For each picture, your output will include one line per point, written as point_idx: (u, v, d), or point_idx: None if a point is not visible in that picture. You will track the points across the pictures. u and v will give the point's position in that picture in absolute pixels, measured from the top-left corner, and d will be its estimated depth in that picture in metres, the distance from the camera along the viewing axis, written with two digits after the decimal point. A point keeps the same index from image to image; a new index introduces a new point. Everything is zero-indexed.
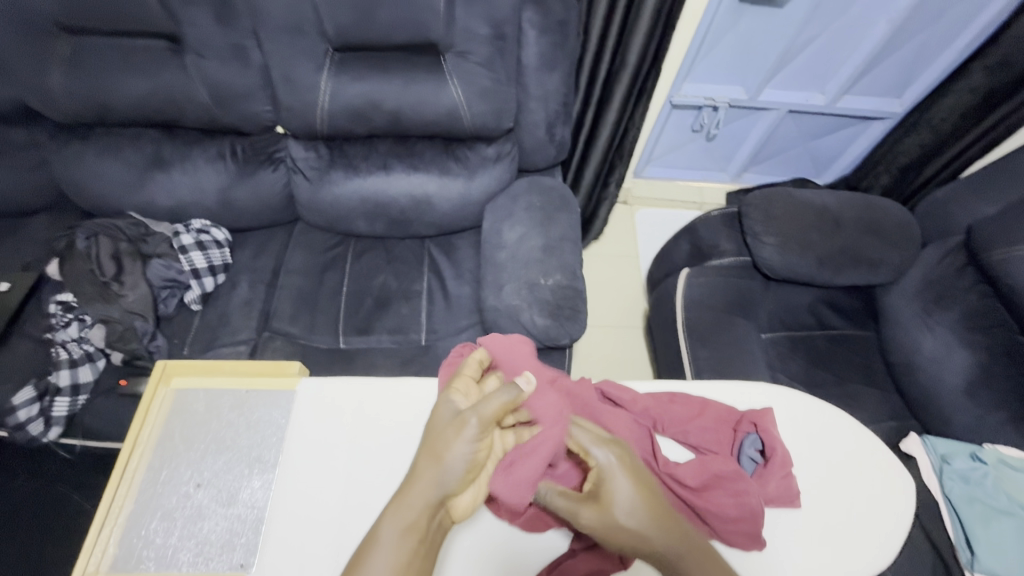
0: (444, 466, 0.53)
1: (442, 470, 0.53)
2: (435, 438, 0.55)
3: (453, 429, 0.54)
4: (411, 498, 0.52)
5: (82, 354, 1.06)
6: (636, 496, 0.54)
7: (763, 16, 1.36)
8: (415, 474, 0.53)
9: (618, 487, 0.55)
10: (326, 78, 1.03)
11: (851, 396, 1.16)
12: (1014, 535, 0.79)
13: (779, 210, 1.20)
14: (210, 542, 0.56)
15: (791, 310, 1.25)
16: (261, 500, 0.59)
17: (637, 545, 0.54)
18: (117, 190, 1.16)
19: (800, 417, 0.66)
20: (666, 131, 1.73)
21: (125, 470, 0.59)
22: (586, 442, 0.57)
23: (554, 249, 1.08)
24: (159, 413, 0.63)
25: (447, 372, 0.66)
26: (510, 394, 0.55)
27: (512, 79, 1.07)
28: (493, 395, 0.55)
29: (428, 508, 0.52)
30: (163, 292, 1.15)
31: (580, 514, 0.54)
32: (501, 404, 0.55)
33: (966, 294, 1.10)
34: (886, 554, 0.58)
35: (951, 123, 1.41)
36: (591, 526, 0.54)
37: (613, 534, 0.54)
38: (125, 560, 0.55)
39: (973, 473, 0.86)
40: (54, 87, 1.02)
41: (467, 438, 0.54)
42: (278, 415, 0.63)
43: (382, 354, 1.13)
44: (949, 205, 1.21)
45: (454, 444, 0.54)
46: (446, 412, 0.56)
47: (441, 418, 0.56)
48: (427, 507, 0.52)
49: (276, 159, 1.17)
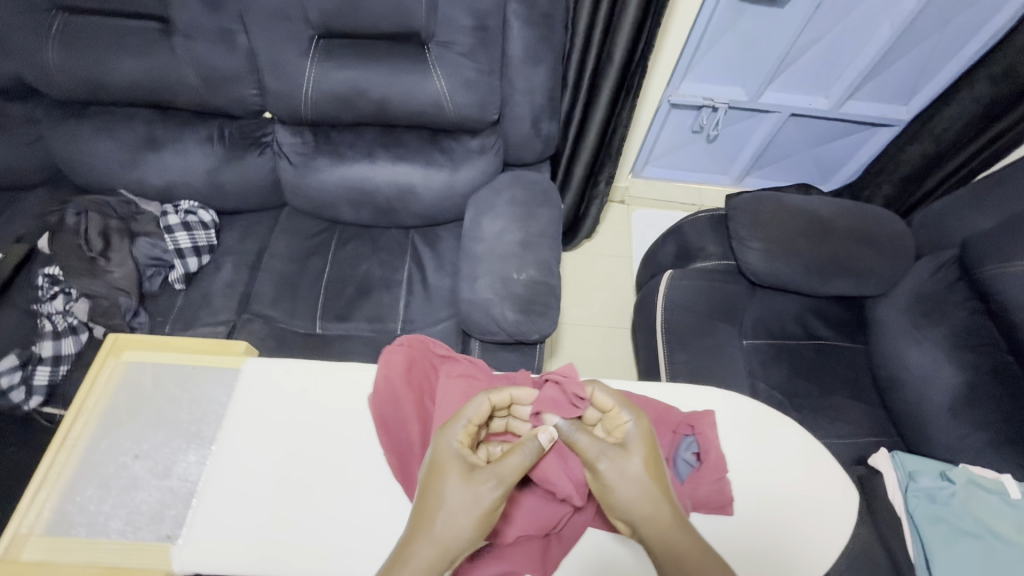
0: (461, 524, 0.52)
1: (454, 529, 0.52)
2: (443, 488, 0.53)
3: (467, 483, 0.53)
4: (423, 552, 0.51)
5: (66, 326, 1.08)
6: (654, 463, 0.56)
7: (763, 16, 1.32)
8: (426, 526, 0.52)
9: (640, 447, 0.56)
10: (310, 64, 1.04)
11: (834, 411, 1.09)
12: (976, 559, 0.78)
13: (767, 214, 1.17)
14: (141, 512, 0.57)
15: (776, 317, 1.19)
16: (194, 474, 0.60)
17: (642, 516, 0.54)
18: (109, 169, 1.19)
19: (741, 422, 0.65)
20: (665, 131, 1.69)
21: (67, 437, 0.61)
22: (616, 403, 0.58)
23: (531, 244, 1.07)
24: (106, 384, 0.65)
25: (402, 379, 0.63)
26: (532, 454, 0.54)
27: (496, 71, 1.06)
28: (513, 454, 0.54)
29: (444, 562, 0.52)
30: (149, 270, 1.18)
31: (600, 459, 0.55)
32: (521, 465, 0.54)
33: (956, 310, 1.03)
34: (814, 565, 0.58)
35: (954, 133, 1.36)
36: (606, 475, 0.55)
37: (621, 496, 0.54)
38: (57, 524, 0.56)
39: (940, 492, 0.83)
40: (51, 65, 1.05)
41: (486, 501, 0.53)
42: (221, 392, 0.65)
43: (356, 341, 1.13)
44: (946, 215, 1.16)
45: (468, 499, 0.53)
46: (455, 459, 0.54)
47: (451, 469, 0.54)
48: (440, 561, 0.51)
49: (263, 144, 1.19)
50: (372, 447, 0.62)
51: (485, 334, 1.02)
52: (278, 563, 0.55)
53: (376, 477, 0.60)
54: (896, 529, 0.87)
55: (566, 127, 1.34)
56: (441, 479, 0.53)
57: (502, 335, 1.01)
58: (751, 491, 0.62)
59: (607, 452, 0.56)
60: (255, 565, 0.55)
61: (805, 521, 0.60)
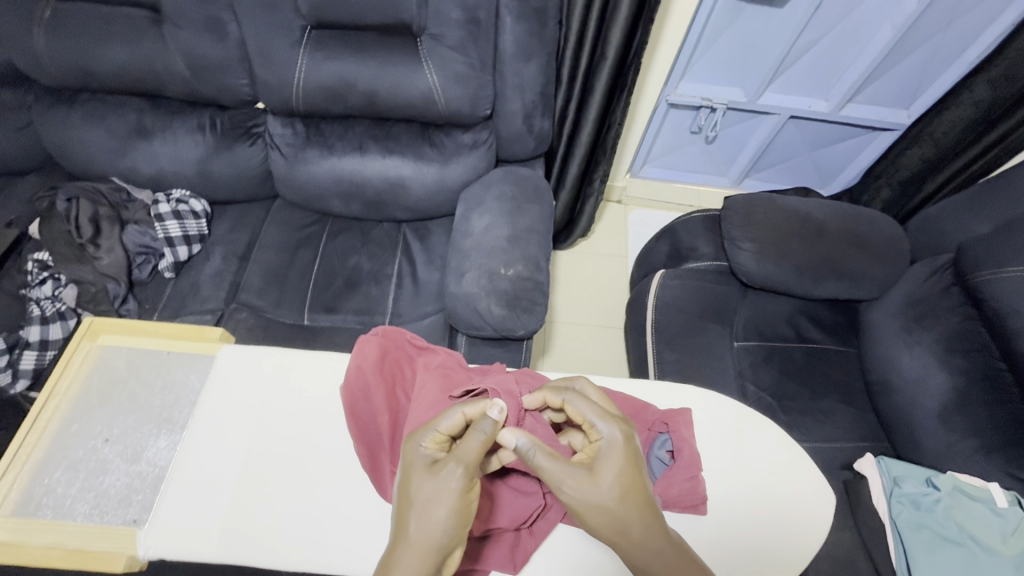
0: (434, 517, 0.50)
1: (428, 524, 0.50)
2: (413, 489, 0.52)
3: (434, 476, 0.52)
4: (403, 559, 0.49)
5: (54, 312, 1.08)
6: (626, 474, 0.53)
7: (761, 15, 1.31)
8: (403, 528, 0.51)
9: (610, 464, 0.53)
10: (302, 55, 1.04)
11: (822, 414, 1.08)
12: (957, 565, 0.77)
13: (759, 215, 1.16)
14: (108, 496, 0.57)
15: (767, 318, 1.17)
16: (164, 460, 0.60)
17: (612, 532, 0.52)
18: (101, 156, 1.19)
19: (723, 421, 0.65)
20: (662, 131, 1.69)
21: (38, 420, 0.61)
22: (591, 414, 0.56)
23: (519, 240, 1.06)
24: (81, 367, 0.65)
25: (376, 373, 0.62)
26: (487, 431, 0.53)
27: (487, 66, 1.06)
28: (469, 437, 0.53)
29: (429, 560, 0.50)
30: (138, 257, 1.18)
31: (564, 482, 0.52)
32: (479, 443, 0.52)
33: (949, 317, 1.02)
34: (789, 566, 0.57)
35: (953, 137, 1.35)
36: (572, 497, 0.52)
37: (589, 514, 0.52)
38: (24, 506, 0.56)
39: (924, 499, 0.82)
40: (42, 50, 1.05)
41: (455, 489, 0.51)
42: (195, 377, 0.65)
43: (344, 333, 1.13)
44: (941, 220, 1.15)
45: (438, 494, 0.51)
46: (420, 459, 0.54)
47: (415, 468, 0.53)
48: (426, 560, 0.50)
49: (254, 134, 1.19)
50: (344, 436, 0.61)
51: (472, 329, 1.02)
52: (243, 550, 0.55)
53: (345, 466, 0.59)
54: (879, 534, 0.86)
55: (561, 125, 1.33)
56: (409, 480, 0.53)
57: (488, 330, 1.00)
58: (727, 489, 0.61)
59: (574, 468, 0.53)
60: (220, 551, 0.55)
61: (779, 525, 0.59)
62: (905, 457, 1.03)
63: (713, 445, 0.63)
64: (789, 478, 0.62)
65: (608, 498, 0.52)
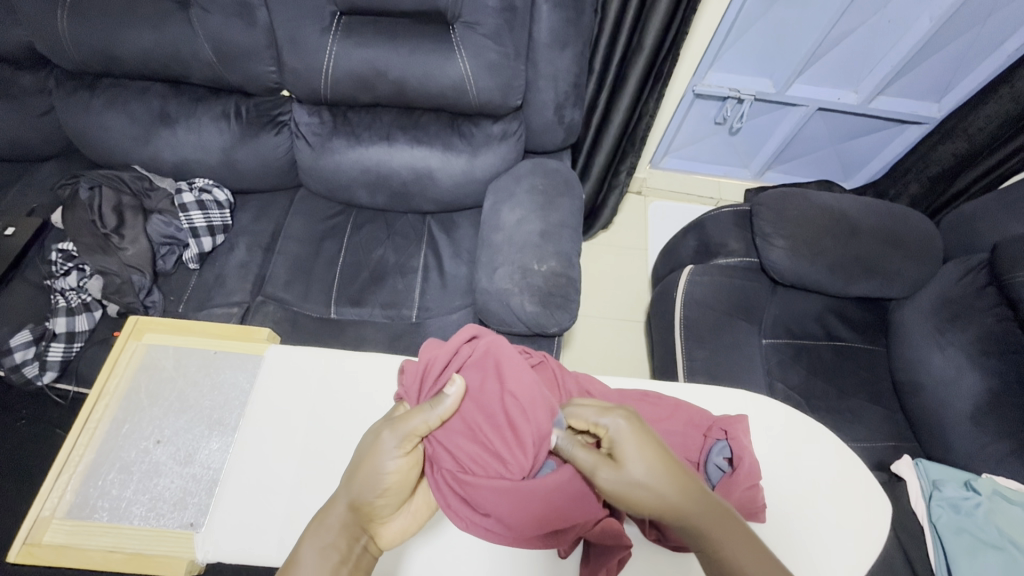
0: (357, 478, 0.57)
1: (359, 488, 0.56)
2: (363, 454, 0.58)
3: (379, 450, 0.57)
4: (333, 508, 0.56)
5: (80, 303, 1.09)
6: (661, 475, 0.55)
7: (796, 6, 1.27)
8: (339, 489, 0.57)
9: (637, 472, 0.55)
10: (331, 42, 0.99)
11: (850, 413, 1.06)
12: (999, 568, 0.81)
13: (793, 211, 1.13)
14: (163, 497, 0.64)
15: (797, 317, 1.15)
16: (216, 462, 0.66)
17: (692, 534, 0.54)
18: (123, 143, 1.17)
19: (814, 448, 0.72)
20: (687, 120, 1.65)
21: (90, 419, 0.69)
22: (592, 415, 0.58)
23: (552, 235, 1.03)
24: (130, 363, 0.73)
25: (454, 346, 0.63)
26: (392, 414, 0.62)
27: (521, 55, 1.01)
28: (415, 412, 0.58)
29: (352, 520, 0.56)
30: (162, 248, 1.17)
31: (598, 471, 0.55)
32: (426, 425, 0.57)
33: (983, 317, 0.99)
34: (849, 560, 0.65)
35: (989, 132, 1.32)
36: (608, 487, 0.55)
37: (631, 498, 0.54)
38: (80, 507, 0.63)
39: (964, 503, 0.87)
40: (66, 34, 1.03)
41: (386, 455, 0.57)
42: (242, 376, 0.72)
43: (371, 328, 1.11)
44: (974, 218, 1.12)
45: (373, 465, 0.57)
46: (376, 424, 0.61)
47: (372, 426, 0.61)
48: (347, 527, 0.55)
49: (280, 123, 1.15)
50: None
51: (504, 325, 1.00)
52: None
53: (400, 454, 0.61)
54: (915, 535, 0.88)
55: (590, 115, 1.32)
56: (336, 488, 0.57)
57: (520, 326, 0.98)
58: (782, 488, 0.70)
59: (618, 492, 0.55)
60: (279, 553, 0.59)
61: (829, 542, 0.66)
62: (934, 457, 1.02)
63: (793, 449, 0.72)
64: (854, 514, 0.68)
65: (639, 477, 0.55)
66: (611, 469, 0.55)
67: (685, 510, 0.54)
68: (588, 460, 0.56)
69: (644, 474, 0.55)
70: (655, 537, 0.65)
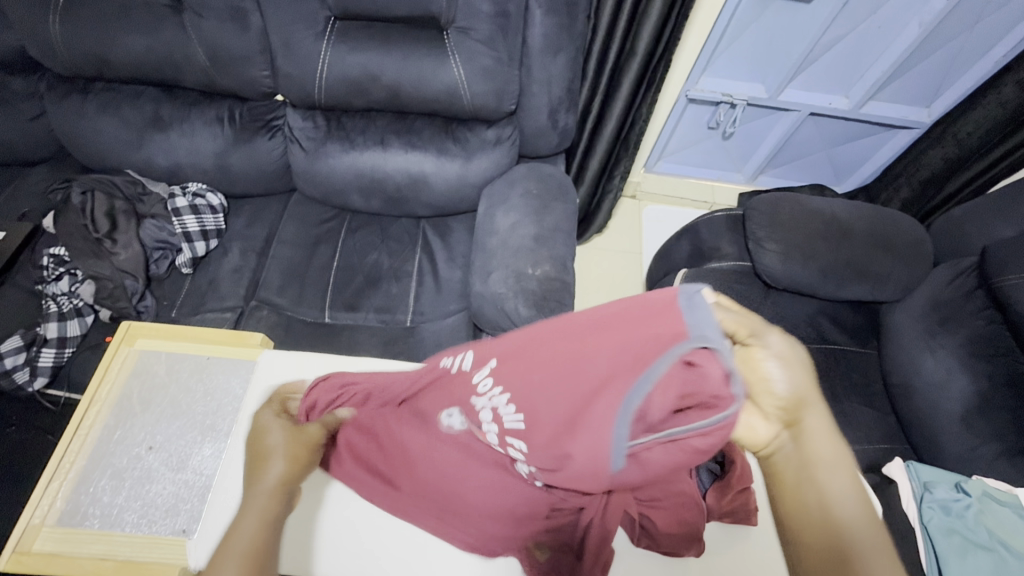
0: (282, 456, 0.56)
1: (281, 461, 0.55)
2: (289, 439, 0.58)
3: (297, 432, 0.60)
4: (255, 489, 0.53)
5: (71, 308, 1.08)
6: (807, 385, 0.52)
7: (787, 12, 1.29)
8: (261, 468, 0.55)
9: (789, 372, 0.51)
10: (326, 46, 1.00)
11: (843, 415, 1.07)
12: (990, 569, 0.82)
13: (785, 215, 1.14)
14: (156, 504, 0.64)
15: (790, 320, 1.16)
16: (209, 467, 0.67)
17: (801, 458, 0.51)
18: (116, 147, 1.16)
19: None
20: (681, 125, 1.66)
21: (81, 425, 0.68)
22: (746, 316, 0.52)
23: (546, 239, 1.03)
24: (120, 369, 0.73)
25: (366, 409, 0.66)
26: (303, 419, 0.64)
27: (515, 60, 1.01)
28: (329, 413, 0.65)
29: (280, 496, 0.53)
30: (155, 253, 1.16)
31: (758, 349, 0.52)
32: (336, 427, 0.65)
33: (973, 320, 1.00)
34: None
35: (978, 138, 1.35)
36: (774, 361, 0.51)
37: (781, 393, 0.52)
38: (71, 514, 0.63)
39: (954, 504, 0.88)
40: (58, 38, 1.03)
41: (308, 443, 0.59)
42: (236, 381, 0.72)
43: (366, 332, 1.11)
44: (964, 222, 1.13)
45: (295, 443, 0.58)
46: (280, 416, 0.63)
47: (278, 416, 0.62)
48: (278, 493, 0.53)
49: (274, 127, 1.16)
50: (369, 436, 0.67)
51: (498, 329, 1.00)
52: None
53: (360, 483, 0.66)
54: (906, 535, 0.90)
55: (584, 120, 1.33)
56: (264, 431, 0.59)
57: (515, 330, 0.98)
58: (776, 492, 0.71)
59: (758, 372, 0.52)
60: None
61: None
62: (926, 459, 1.03)
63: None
64: None
65: (796, 369, 0.52)
66: (774, 347, 0.52)
67: (814, 428, 0.52)
68: (748, 327, 0.51)
69: (793, 375, 0.51)
70: (644, 543, 0.65)
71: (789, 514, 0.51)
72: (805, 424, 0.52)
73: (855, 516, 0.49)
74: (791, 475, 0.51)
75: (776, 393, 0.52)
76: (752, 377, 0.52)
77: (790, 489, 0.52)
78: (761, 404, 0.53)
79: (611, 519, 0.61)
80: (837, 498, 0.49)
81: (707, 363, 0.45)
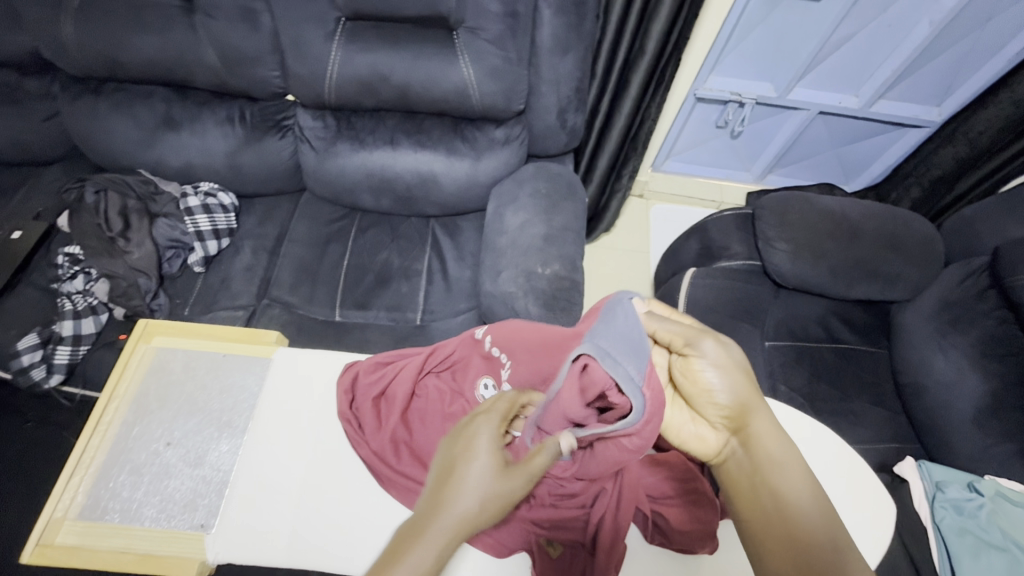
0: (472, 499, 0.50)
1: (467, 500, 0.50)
2: (483, 469, 0.51)
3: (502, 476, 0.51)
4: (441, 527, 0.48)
5: (86, 306, 1.09)
6: (744, 386, 0.62)
7: (796, 11, 1.28)
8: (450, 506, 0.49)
9: (728, 376, 0.62)
10: (336, 46, 1.00)
11: (854, 415, 1.07)
12: (1003, 568, 0.82)
13: (795, 214, 1.13)
14: (174, 499, 0.64)
15: (799, 319, 1.16)
16: (226, 463, 0.67)
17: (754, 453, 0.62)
18: (129, 147, 1.18)
19: (821, 449, 0.73)
20: (688, 124, 1.66)
21: (100, 421, 0.69)
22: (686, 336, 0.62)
23: (555, 238, 1.04)
24: (138, 366, 0.74)
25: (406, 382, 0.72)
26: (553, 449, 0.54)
27: (524, 59, 1.02)
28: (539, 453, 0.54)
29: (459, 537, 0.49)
30: (168, 252, 1.18)
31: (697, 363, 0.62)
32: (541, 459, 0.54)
33: (985, 319, 1.00)
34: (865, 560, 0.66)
35: (989, 137, 1.34)
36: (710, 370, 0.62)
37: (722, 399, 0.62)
38: (91, 508, 0.64)
39: (967, 504, 0.88)
40: (72, 40, 1.04)
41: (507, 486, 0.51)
42: (251, 378, 0.72)
43: (376, 330, 1.12)
44: (975, 222, 1.13)
45: (491, 483, 0.51)
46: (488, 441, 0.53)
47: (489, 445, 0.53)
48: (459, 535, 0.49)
49: (284, 127, 1.16)
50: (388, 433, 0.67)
51: None
52: (310, 554, 0.59)
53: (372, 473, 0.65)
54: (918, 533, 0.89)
55: (592, 120, 1.33)
56: (475, 459, 0.51)
57: None
58: None
59: (698, 380, 0.63)
60: (288, 556, 0.60)
61: None
62: (937, 459, 1.02)
63: (800, 450, 0.73)
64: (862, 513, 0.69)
65: (729, 375, 0.62)
66: (710, 354, 0.62)
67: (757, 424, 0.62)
68: (685, 338, 0.62)
69: (728, 381, 0.62)
70: (658, 541, 0.65)
71: (746, 507, 0.61)
72: (750, 424, 0.63)
73: (800, 504, 0.59)
74: (745, 475, 0.62)
75: (717, 399, 0.62)
76: (696, 386, 0.63)
77: (749, 486, 0.61)
78: (707, 412, 0.64)
79: (623, 513, 0.62)
80: (788, 488, 0.60)
81: (591, 374, 0.51)
